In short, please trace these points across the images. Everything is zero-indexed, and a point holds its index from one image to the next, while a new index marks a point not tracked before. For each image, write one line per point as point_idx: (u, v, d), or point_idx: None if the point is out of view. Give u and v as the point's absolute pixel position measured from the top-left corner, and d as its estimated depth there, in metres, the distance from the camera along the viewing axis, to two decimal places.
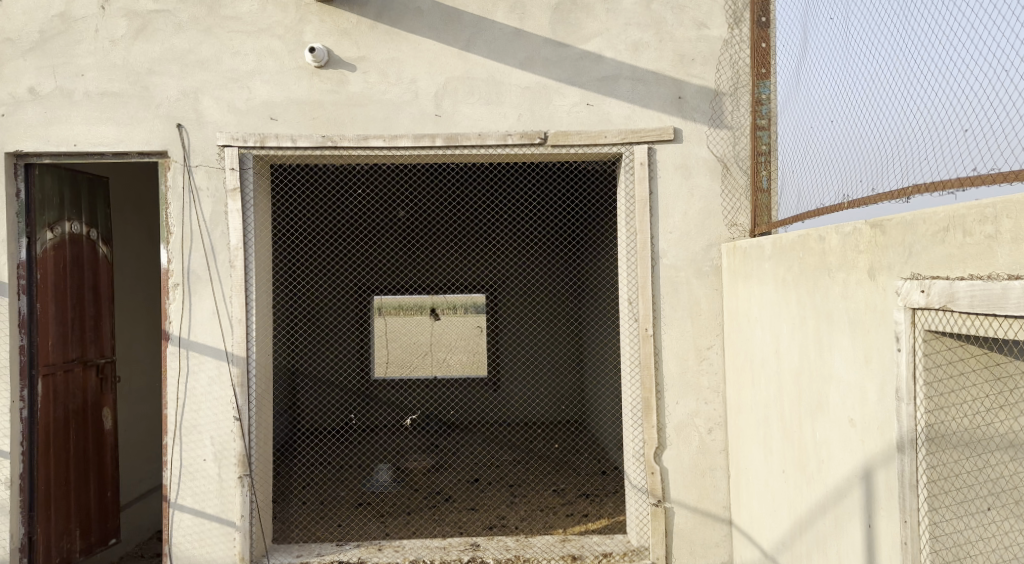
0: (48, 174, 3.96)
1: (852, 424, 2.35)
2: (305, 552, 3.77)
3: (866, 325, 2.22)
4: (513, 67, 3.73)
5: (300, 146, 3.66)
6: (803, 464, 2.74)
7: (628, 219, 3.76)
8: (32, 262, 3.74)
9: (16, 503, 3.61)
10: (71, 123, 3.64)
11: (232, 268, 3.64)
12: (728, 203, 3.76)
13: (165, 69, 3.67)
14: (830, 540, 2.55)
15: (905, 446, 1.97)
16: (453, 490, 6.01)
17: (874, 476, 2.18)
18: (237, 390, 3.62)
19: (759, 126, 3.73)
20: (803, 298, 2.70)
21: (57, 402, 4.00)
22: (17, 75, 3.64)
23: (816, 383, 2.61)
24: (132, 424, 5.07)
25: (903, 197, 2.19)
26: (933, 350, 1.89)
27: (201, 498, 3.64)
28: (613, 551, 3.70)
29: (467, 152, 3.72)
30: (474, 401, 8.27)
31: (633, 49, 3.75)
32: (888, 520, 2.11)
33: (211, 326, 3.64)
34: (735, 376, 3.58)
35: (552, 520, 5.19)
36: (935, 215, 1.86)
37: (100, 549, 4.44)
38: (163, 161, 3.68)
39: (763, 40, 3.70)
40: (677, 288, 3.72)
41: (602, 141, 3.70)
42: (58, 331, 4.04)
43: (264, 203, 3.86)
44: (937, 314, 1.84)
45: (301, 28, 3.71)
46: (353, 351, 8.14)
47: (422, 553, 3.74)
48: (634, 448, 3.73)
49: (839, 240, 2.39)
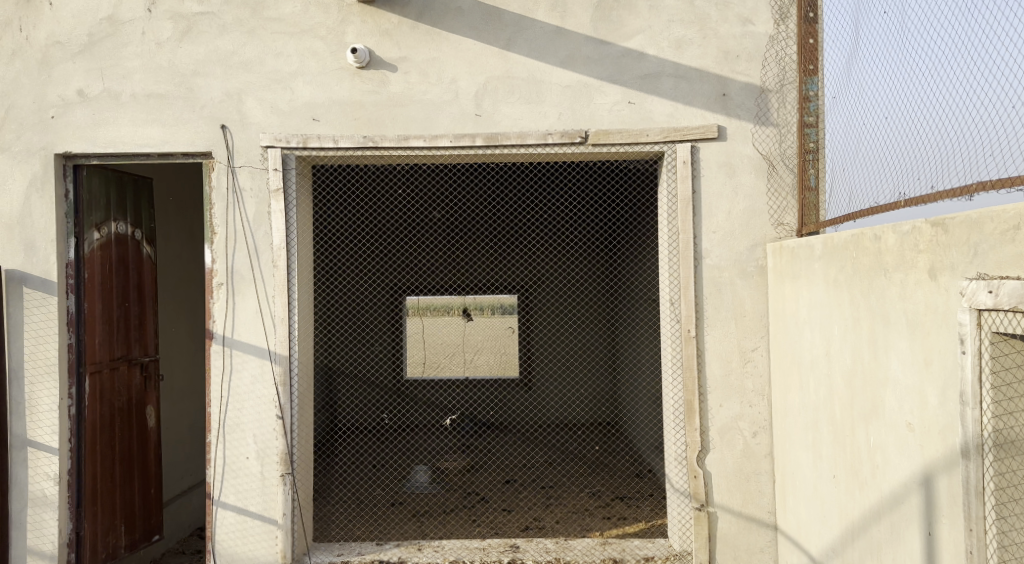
0: (95, 175, 4.04)
1: (909, 428, 2.28)
2: (346, 551, 3.78)
3: (927, 327, 2.15)
4: (554, 66, 3.70)
5: (342, 146, 3.67)
6: (856, 469, 2.67)
7: (670, 217, 3.71)
8: (80, 262, 3.81)
9: (65, 499, 3.68)
10: (118, 124, 3.70)
11: (275, 268, 3.67)
12: (774, 202, 3.68)
13: (209, 71, 3.71)
14: (886, 547, 2.48)
15: (971, 452, 1.91)
16: (488, 490, 6.01)
17: (935, 482, 2.12)
18: (281, 390, 3.65)
19: (805, 123, 3.66)
20: (857, 300, 2.64)
21: (103, 400, 4.07)
22: (67, 78, 3.71)
23: (871, 387, 2.54)
24: (174, 421, 5.13)
25: (966, 195, 2.12)
26: (1000, 353, 1.83)
27: (243, 496, 3.66)
28: (655, 555, 3.65)
29: (507, 152, 3.71)
30: (507, 402, 8.26)
31: (676, 46, 3.69)
32: (951, 528, 2.05)
33: (254, 325, 3.67)
34: (781, 378, 3.51)
35: (588, 522, 5.14)
36: (1004, 213, 1.79)
37: (143, 545, 4.50)
38: (207, 161, 3.73)
39: (811, 35, 3.63)
40: (721, 289, 3.66)
41: (644, 139, 3.66)
42: (105, 329, 4.12)
43: (305, 204, 3.88)
44: (1006, 315, 1.78)
45: (343, 29, 3.72)
46: (387, 351, 8.20)
47: (462, 553, 3.74)
48: (676, 451, 3.67)
49: (896, 239, 2.32)
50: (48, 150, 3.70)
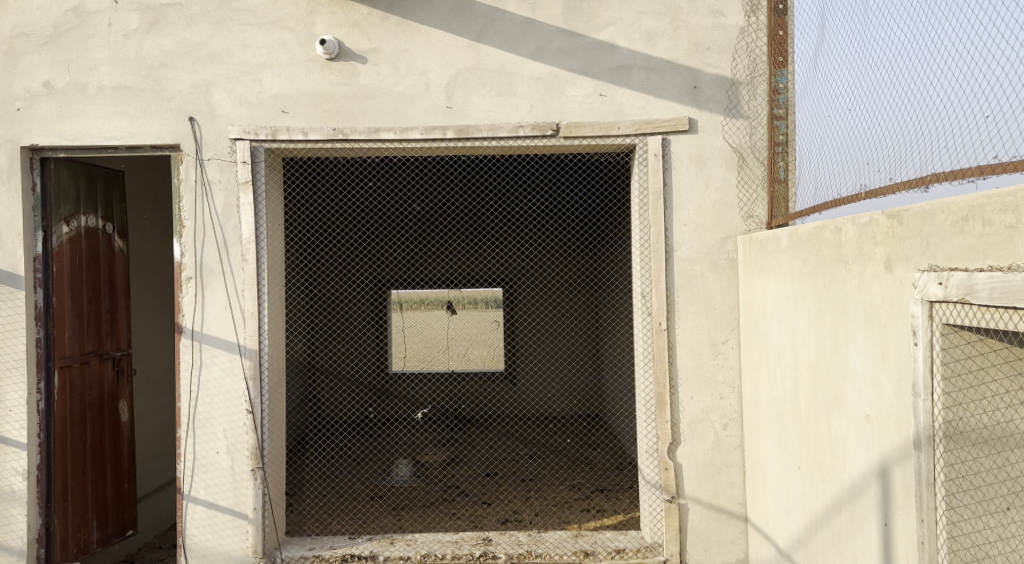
0: (63, 168, 3.99)
1: (868, 420, 2.28)
2: (318, 545, 3.77)
3: (884, 319, 2.15)
4: (524, 57, 3.68)
5: (311, 139, 3.65)
6: (819, 461, 2.68)
7: (642, 210, 3.71)
8: (48, 256, 3.77)
9: (33, 494, 3.65)
10: (85, 117, 3.66)
11: (244, 262, 3.65)
12: (744, 194, 3.68)
13: (178, 62, 3.67)
14: (846, 538, 2.49)
15: (922, 443, 1.91)
16: (468, 484, 5.99)
17: (891, 473, 2.13)
18: (250, 384, 3.63)
19: (775, 116, 3.65)
20: (819, 292, 2.64)
21: (74, 395, 4.04)
22: (32, 70, 3.67)
23: (832, 379, 2.55)
24: (149, 417, 5.10)
25: (921, 186, 2.12)
26: (952, 345, 1.83)
27: (214, 491, 3.65)
28: (626, 547, 3.67)
29: (478, 144, 3.69)
30: (490, 395, 8.24)
31: (647, 38, 3.68)
32: (905, 519, 2.05)
33: (223, 319, 3.65)
34: (750, 370, 3.52)
35: (566, 515, 5.14)
36: (953, 205, 1.80)
37: (116, 540, 4.49)
38: (175, 154, 3.70)
39: (780, 27, 3.64)
40: (692, 281, 3.66)
41: (615, 132, 3.65)
42: (75, 323, 4.09)
43: (276, 197, 3.86)
44: (955, 307, 1.78)
45: (312, 20, 3.69)
46: (370, 345, 8.16)
47: (434, 546, 3.74)
48: (647, 444, 3.67)
49: (855, 231, 2.32)
50: (14, 142, 3.65)
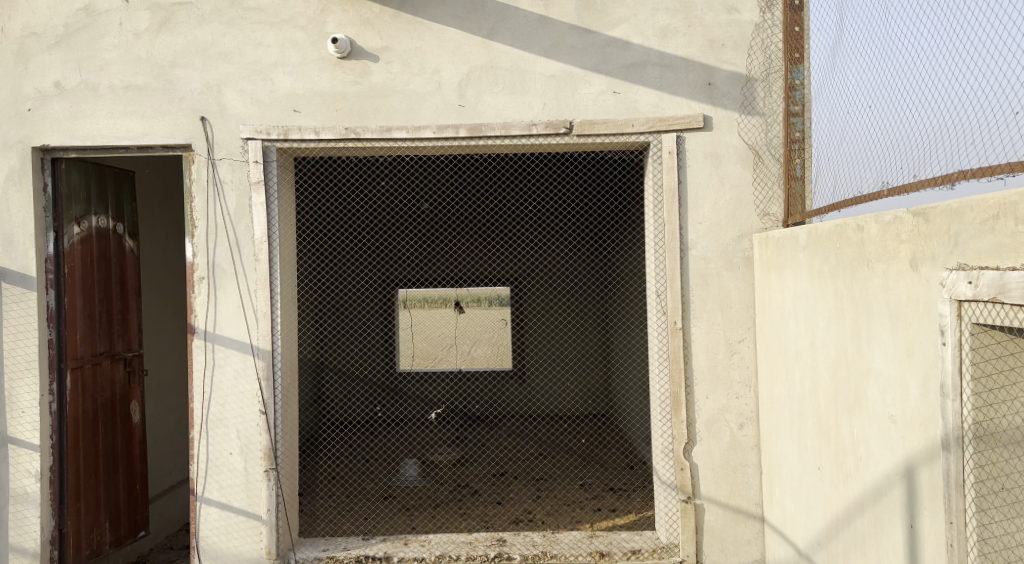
0: (74, 168, 3.98)
1: (892, 420, 2.26)
2: (332, 546, 3.75)
3: (909, 318, 2.12)
4: (537, 55, 3.65)
5: (323, 138, 3.62)
6: (840, 462, 2.65)
7: (656, 208, 3.68)
8: (59, 257, 3.75)
9: (46, 496, 3.63)
10: (96, 117, 3.65)
11: (256, 262, 3.63)
12: (760, 192, 3.65)
13: (189, 62, 3.65)
14: (869, 540, 2.46)
15: (951, 444, 1.89)
16: (479, 484, 5.98)
17: (917, 474, 2.10)
18: (263, 384, 3.61)
19: (792, 112, 3.63)
20: (840, 290, 2.61)
21: (85, 397, 4.03)
22: (43, 70, 3.65)
23: (854, 379, 2.52)
24: (160, 418, 5.09)
25: (947, 184, 2.09)
26: (981, 344, 1.81)
27: (227, 492, 3.64)
28: (642, 548, 3.65)
29: (490, 142, 3.67)
30: (498, 394, 8.22)
31: (661, 34, 3.65)
32: (932, 521, 2.03)
33: (236, 319, 3.63)
34: (767, 370, 3.49)
35: (578, 515, 5.11)
36: (984, 202, 1.76)
37: (128, 542, 4.48)
38: (187, 154, 3.68)
39: (796, 23, 3.61)
40: (707, 280, 3.63)
41: (629, 130, 3.62)
42: (87, 324, 4.08)
43: (288, 196, 3.83)
44: (985, 306, 1.75)
45: (323, 18, 3.66)
46: (378, 344, 8.14)
47: (449, 547, 3.72)
48: (663, 444, 3.65)
49: (878, 229, 2.29)
50: (25, 143, 3.64)
